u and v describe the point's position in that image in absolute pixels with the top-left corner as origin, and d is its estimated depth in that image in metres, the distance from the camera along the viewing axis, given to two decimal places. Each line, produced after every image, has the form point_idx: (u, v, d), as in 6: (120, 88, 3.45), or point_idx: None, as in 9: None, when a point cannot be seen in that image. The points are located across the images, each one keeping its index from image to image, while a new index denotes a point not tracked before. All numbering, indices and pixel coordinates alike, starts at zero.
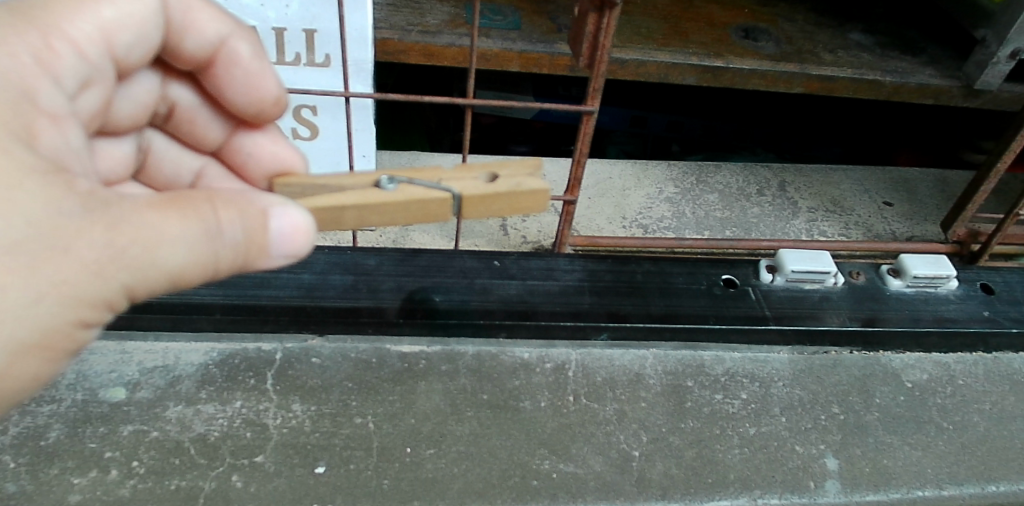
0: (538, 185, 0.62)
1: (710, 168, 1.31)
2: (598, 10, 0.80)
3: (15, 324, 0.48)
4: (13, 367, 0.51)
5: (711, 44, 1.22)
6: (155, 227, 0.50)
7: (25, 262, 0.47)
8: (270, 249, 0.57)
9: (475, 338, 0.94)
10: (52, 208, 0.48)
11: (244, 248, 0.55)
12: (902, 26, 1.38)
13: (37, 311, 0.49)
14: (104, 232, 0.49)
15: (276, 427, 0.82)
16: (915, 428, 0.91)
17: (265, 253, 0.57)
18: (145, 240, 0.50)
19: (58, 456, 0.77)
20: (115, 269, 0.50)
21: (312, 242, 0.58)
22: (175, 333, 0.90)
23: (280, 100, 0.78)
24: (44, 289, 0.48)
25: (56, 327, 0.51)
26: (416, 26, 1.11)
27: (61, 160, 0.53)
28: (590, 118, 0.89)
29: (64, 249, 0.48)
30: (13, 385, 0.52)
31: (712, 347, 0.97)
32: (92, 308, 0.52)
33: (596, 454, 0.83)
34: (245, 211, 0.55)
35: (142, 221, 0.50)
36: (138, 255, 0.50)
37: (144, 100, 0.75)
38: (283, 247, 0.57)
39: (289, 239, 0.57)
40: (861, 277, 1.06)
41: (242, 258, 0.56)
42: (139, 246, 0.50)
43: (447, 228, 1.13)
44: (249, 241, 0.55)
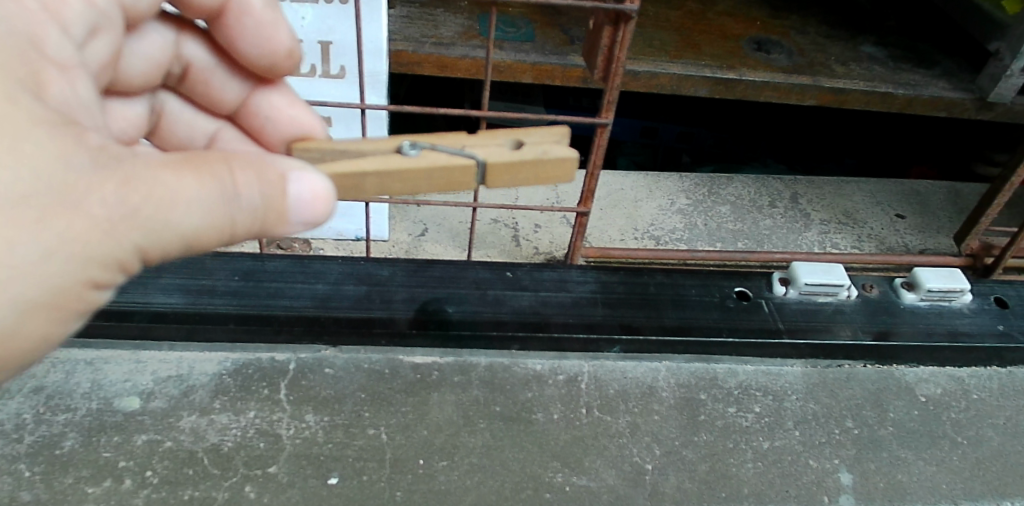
0: (565, 154, 0.60)
1: (722, 180, 1.31)
2: (613, 23, 0.81)
3: (26, 279, 0.47)
4: (23, 325, 0.49)
5: (724, 56, 1.22)
6: (170, 185, 0.49)
7: (35, 217, 0.45)
8: (289, 217, 0.55)
9: (488, 349, 0.94)
10: (62, 159, 0.46)
11: (261, 213, 0.54)
12: (915, 39, 1.38)
13: (48, 269, 0.47)
14: (116, 189, 0.48)
15: (289, 437, 0.82)
16: (930, 443, 0.91)
17: (282, 218, 0.55)
18: (159, 197, 0.49)
19: (73, 465, 0.77)
20: (128, 228, 0.49)
21: (332, 209, 0.57)
22: (189, 343, 0.91)
23: (293, 53, 0.77)
24: (56, 243, 0.47)
25: (67, 286, 0.50)
26: (430, 38, 1.12)
27: (71, 112, 0.53)
28: (604, 130, 0.89)
29: (76, 205, 0.46)
30: (22, 344, 0.50)
31: (724, 360, 0.97)
32: (104, 268, 0.51)
33: (609, 467, 0.83)
34: (263, 175, 0.53)
35: (157, 180, 0.49)
36: (152, 214, 0.49)
37: (156, 58, 0.76)
38: (302, 213, 0.55)
39: (311, 206, 0.55)
40: (874, 290, 1.06)
41: (259, 224, 0.55)
42: (152, 204, 0.49)
43: (459, 238, 1.13)
44: (267, 205, 0.54)
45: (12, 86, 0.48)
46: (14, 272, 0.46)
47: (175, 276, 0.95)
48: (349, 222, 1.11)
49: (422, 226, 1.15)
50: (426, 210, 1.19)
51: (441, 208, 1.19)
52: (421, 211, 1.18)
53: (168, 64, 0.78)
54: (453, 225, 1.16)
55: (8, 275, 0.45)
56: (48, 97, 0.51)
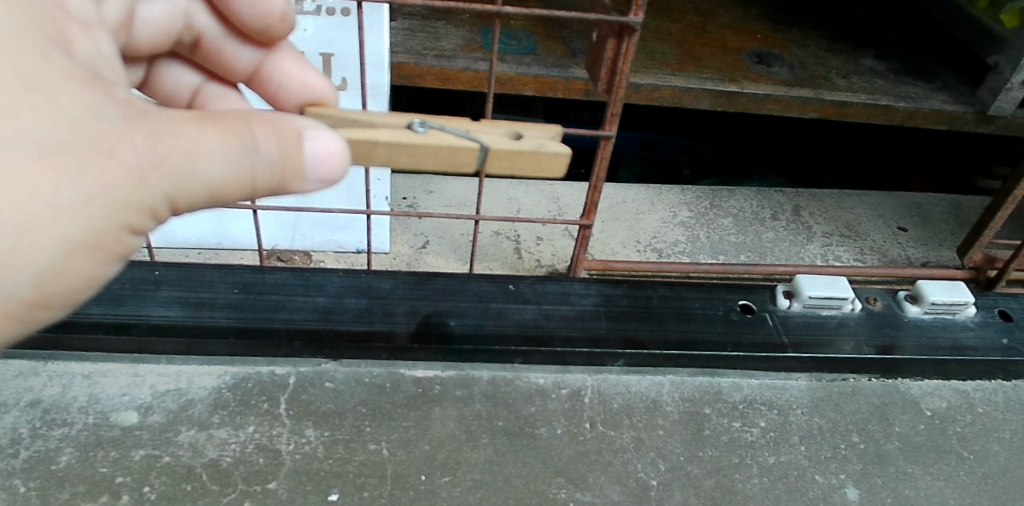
0: (561, 149, 0.60)
1: (724, 193, 1.31)
2: (617, 36, 0.80)
3: (69, 223, 0.47)
4: (69, 266, 0.49)
5: (725, 69, 1.22)
6: (194, 137, 0.49)
7: (71, 162, 0.45)
8: (304, 174, 0.54)
9: (490, 363, 0.94)
10: (94, 110, 0.47)
11: (279, 170, 0.53)
12: (914, 52, 1.39)
13: (87, 214, 0.48)
14: (144, 138, 0.48)
15: (289, 453, 0.81)
16: (937, 457, 0.90)
17: (299, 177, 0.55)
18: (183, 148, 0.49)
19: (69, 480, 0.76)
20: (157, 177, 0.49)
21: (348, 168, 0.55)
22: (188, 357, 0.90)
23: (287, 17, 0.72)
24: (92, 189, 0.47)
25: (104, 231, 0.49)
26: (432, 51, 1.12)
27: (97, 67, 0.51)
28: (608, 142, 0.89)
29: (109, 152, 0.47)
30: (71, 284, 0.51)
31: (729, 374, 0.96)
32: (139, 214, 0.51)
33: (614, 482, 0.82)
34: (280, 130, 0.53)
35: (182, 132, 0.49)
36: (179, 163, 0.49)
37: (164, 27, 0.74)
38: (318, 172, 0.55)
39: (325, 164, 0.54)
40: (878, 304, 1.05)
41: (278, 179, 0.54)
42: (178, 154, 0.49)
43: (461, 251, 1.13)
44: (283, 160, 0.53)
45: (39, 39, 0.47)
46: (57, 215, 0.46)
47: (174, 289, 0.94)
48: (350, 234, 1.10)
49: (423, 238, 1.14)
50: (427, 222, 1.18)
51: (442, 220, 1.18)
52: (422, 224, 1.17)
53: (179, 32, 0.75)
54: (455, 237, 1.15)
55: (51, 217, 0.45)
56: (73, 51, 0.50)
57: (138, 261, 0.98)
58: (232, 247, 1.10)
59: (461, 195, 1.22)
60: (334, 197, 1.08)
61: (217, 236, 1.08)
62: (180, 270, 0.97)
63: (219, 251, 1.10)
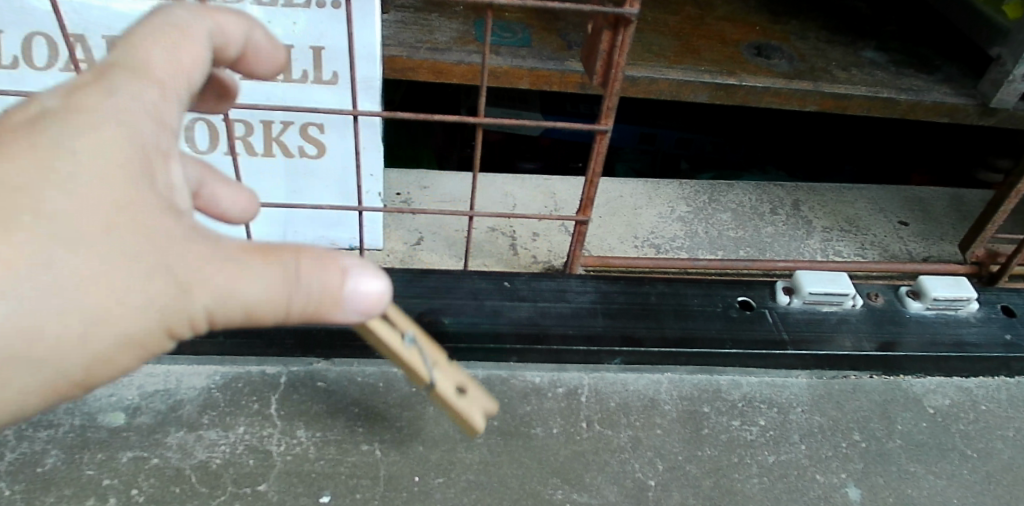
0: None
1: (722, 187, 1.29)
2: (612, 27, 0.79)
3: (107, 324, 0.43)
4: (108, 361, 0.45)
5: (724, 61, 1.20)
6: (238, 280, 0.45)
7: (129, 267, 0.43)
8: (348, 309, 0.48)
9: (485, 361, 0.92)
10: (154, 230, 0.44)
11: (316, 305, 0.47)
12: (915, 44, 1.37)
13: (130, 320, 0.44)
14: (196, 259, 0.45)
15: (280, 454, 0.79)
16: (939, 456, 0.88)
17: (340, 312, 0.48)
18: (226, 289, 0.45)
19: (55, 483, 0.74)
20: (199, 291, 0.45)
21: (384, 311, 0.50)
22: (177, 356, 0.88)
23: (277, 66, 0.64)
24: (136, 297, 0.43)
25: (146, 334, 0.45)
26: (425, 43, 1.10)
27: (175, 197, 0.48)
28: (603, 137, 0.87)
29: (162, 265, 0.44)
30: (106, 377, 0.47)
31: (728, 371, 0.95)
32: (182, 323, 0.46)
33: (611, 482, 0.80)
34: (323, 270, 0.47)
35: (228, 269, 0.45)
36: (219, 293, 0.45)
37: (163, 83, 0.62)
38: (361, 309, 0.48)
39: (365, 302, 0.48)
40: (880, 299, 1.03)
41: (314, 314, 0.48)
42: (219, 286, 0.45)
43: (456, 247, 1.11)
44: (322, 297, 0.47)
45: (123, 152, 0.45)
46: (98, 316, 0.42)
47: None
48: (343, 231, 1.09)
49: (417, 234, 1.12)
50: (421, 218, 1.17)
51: (436, 216, 1.17)
52: (416, 219, 1.16)
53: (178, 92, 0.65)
54: (449, 233, 1.14)
55: (93, 318, 0.42)
56: (157, 179, 0.47)
57: None
58: (223, 245, 1.08)
59: (456, 190, 1.20)
60: (327, 193, 1.06)
61: (208, 233, 1.06)
62: None
63: None
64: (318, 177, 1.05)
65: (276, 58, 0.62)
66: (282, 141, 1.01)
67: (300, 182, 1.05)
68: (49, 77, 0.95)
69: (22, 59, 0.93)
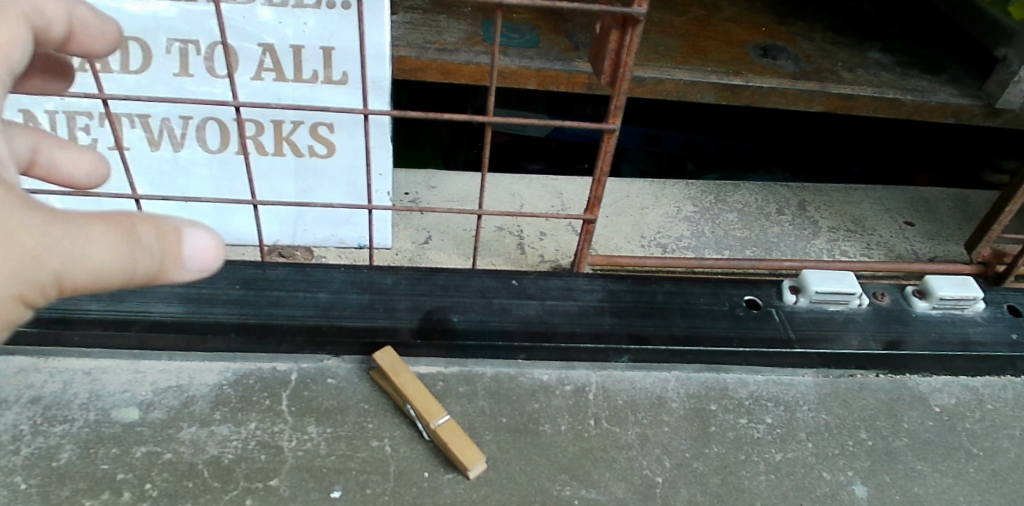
0: None
1: (729, 187, 1.30)
2: (620, 27, 0.79)
3: None
4: None
5: (730, 62, 1.21)
6: (81, 244, 0.40)
7: None
8: (187, 265, 0.45)
9: (494, 359, 0.93)
10: None
11: (157, 264, 0.43)
12: (920, 45, 1.37)
13: None
14: (35, 228, 0.38)
15: (291, 449, 0.80)
16: (946, 454, 0.89)
17: (179, 271, 0.45)
18: (66, 253, 0.39)
19: (70, 477, 0.75)
20: (43, 260, 0.39)
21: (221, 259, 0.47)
22: (189, 353, 0.89)
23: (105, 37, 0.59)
24: None
25: None
26: (433, 44, 1.11)
27: None
28: (611, 136, 0.88)
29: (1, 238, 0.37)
30: None
31: (735, 370, 0.95)
32: (22, 292, 0.40)
33: (619, 479, 0.81)
34: (155, 228, 0.43)
35: (69, 235, 0.39)
36: (64, 262, 0.39)
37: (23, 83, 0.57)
38: (200, 265, 0.46)
39: (205, 257, 0.46)
40: (886, 298, 1.04)
41: (153, 275, 0.44)
42: (60, 255, 0.39)
43: (464, 246, 1.12)
44: (159, 254, 0.43)
45: None
46: None
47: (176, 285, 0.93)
48: (352, 230, 1.10)
49: (426, 234, 1.13)
50: (429, 217, 1.18)
51: (444, 215, 1.18)
52: (425, 219, 1.16)
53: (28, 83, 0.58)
54: (457, 232, 1.15)
55: None
56: None
57: None
58: (234, 243, 1.09)
59: (464, 190, 1.21)
60: (336, 192, 1.07)
61: (219, 232, 1.07)
62: None
63: None
64: (327, 176, 1.06)
65: (105, 33, 0.59)
66: (293, 140, 1.02)
67: (310, 181, 1.06)
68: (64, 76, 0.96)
69: None
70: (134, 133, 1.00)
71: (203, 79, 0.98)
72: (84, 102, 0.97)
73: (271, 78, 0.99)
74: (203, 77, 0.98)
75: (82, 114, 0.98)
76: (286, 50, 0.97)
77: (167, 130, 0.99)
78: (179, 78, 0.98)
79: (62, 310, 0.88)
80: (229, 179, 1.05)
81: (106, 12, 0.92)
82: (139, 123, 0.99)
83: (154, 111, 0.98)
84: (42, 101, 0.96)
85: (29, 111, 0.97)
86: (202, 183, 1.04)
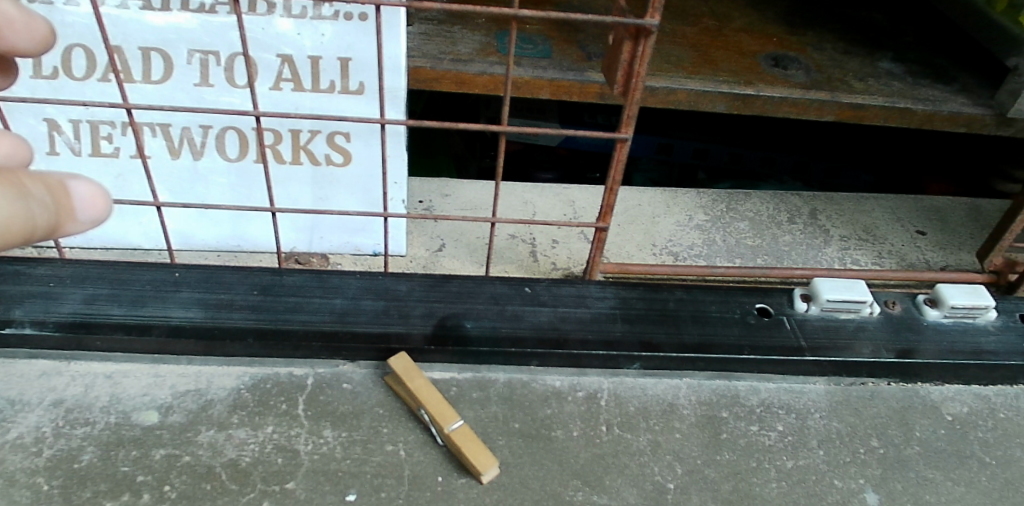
0: None
1: (740, 196, 1.30)
2: (633, 38, 0.81)
3: None
4: None
5: (741, 72, 1.22)
6: None
7: None
8: (79, 216, 0.39)
9: (507, 365, 0.94)
10: None
11: (55, 217, 0.38)
12: (932, 55, 1.38)
13: None
14: None
15: (307, 453, 0.81)
16: (958, 463, 0.89)
17: (74, 224, 0.39)
18: None
19: (91, 479, 0.77)
20: None
21: (112, 209, 0.42)
22: (208, 357, 0.91)
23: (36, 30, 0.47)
24: None
25: None
26: (448, 55, 1.13)
27: None
28: (624, 144, 0.89)
29: None
30: None
31: (746, 377, 0.96)
32: None
33: (631, 485, 0.82)
34: (40, 175, 0.37)
35: None
36: None
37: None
38: (92, 215, 0.40)
39: (95, 205, 0.40)
40: (897, 307, 1.04)
41: (49, 230, 0.38)
42: None
43: (477, 254, 1.13)
44: (55, 202, 0.38)
45: None
46: None
47: (194, 290, 0.95)
48: (367, 237, 1.11)
49: (440, 241, 1.15)
50: (443, 225, 1.19)
51: (458, 223, 1.19)
52: (439, 226, 1.18)
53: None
54: (471, 239, 1.16)
55: None
56: None
57: (160, 264, 0.99)
58: (251, 250, 1.11)
59: (478, 198, 1.22)
60: (352, 200, 1.09)
61: (237, 239, 1.09)
62: (200, 271, 0.98)
63: (238, 254, 1.12)
64: (343, 184, 1.08)
65: (33, 31, 0.46)
66: (310, 149, 1.04)
67: (326, 189, 1.08)
68: (88, 87, 0.99)
69: (62, 69, 0.97)
70: (156, 142, 1.02)
71: (222, 89, 1.00)
72: (108, 111, 0.99)
73: (289, 88, 1.01)
74: (223, 86, 1.00)
75: (105, 122, 1.00)
76: (304, 61, 0.99)
77: (187, 139, 1.01)
78: (199, 88, 1.00)
79: (84, 315, 0.90)
80: (247, 187, 1.07)
81: (129, 24, 0.94)
82: (160, 132, 1.02)
83: (175, 121, 1.00)
84: (67, 110, 0.98)
85: (54, 120, 0.99)
86: (221, 191, 1.06)
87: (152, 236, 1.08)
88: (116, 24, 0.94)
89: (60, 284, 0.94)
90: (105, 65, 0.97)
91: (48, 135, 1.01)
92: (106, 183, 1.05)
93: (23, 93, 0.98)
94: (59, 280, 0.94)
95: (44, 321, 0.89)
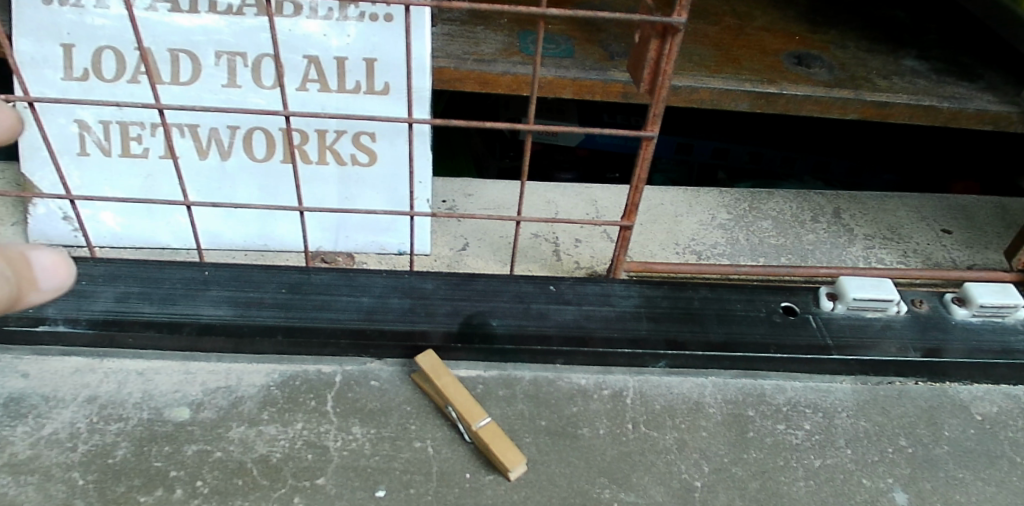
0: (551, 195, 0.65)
1: (763, 195, 1.30)
2: (660, 36, 0.81)
3: None
4: None
5: (765, 70, 1.22)
6: None
7: None
8: (42, 285, 0.42)
9: (532, 363, 0.94)
10: None
11: (15, 288, 0.40)
12: (956, 52, 1.37)
13: None
14: None
15: (337, 449, 0.82)
16: (988, 462, 0.88)
17: (37, 294, 0.42)
18: None
19: (125, 474, 0.78)
20: None
21: (75, 275, 0.45)
22: (237, 355, 0.92)
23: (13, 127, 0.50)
24: None
25: None
26: (471, 55, 1.14)
27: None
28: (650, 143, 0.89)
29: None
30: None
31: (772, 376, 0.96)
32: None
33: (658, 483, 0.82)
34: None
35: None
36: None
37: None
38: (55, 283, 0.43)
39: (58, 272, 0.43)
40: (925, 306, 1.03)
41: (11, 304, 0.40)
42: None
43: (501, 253, 1.13)
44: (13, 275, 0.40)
45: None
46: None
47: (224, 289, 0.96)
48: (392, 236, 1.12)
49: (464, 240, 1.15)
50: (466, 224, 1.20)
51: (481, 222, 1.20)
52: (462, 226, 1.19)
53: None
54: (494, 238, 1.17)
55: None
56: None
57: (188, 262, 1.00)
58: (278, 249, 1.12)
59: (501, 198, 1.23)
60: (377, 199, 1.10)
61: (263, 237, 1.11)
62: (229, 270, 0.99)
63: (264, 253, 1.13)
64: (368, 184, 1.09)
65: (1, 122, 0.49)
66: (336, 149, 1.06)
67: (351, 189, 1.09)
68: (117, 88, 1.00)
69: (92, 71, 0.98)
70: (185, 142, 1.04)
71: (249, 89, 1.01)
72: (139, 113, 1.01)
73: (315, 89, 1.02)
74: (249, 87, 1.01)
75: (135, 123, 1.02)
76: (330, 62, 1.00)
77: (215, 139, 1.03)
78: (226, 89, 1.00)
79: (116, 313, 0.91)
80: (273, 188, 1.08)
81: (159, 26, 0.96)
82: (188, 133, 1.03)
83: (204, 121, 1.02)
84: (98, 111, 1.00)
85: (85, 121, 1.01)
86: (248, 190, 1.07)
87: (181, 235, 1.10)
88: (147, 26, 0.96)
89: (92, 283, 0.95)
90: (135, 67, 0.99)
91: (78, 135, 1.03)
92: (135, 183, 1.07)
93: (53, 94, 0.99)
94: (91, 279, 0.96)
95: (77, 319, 0.90)
